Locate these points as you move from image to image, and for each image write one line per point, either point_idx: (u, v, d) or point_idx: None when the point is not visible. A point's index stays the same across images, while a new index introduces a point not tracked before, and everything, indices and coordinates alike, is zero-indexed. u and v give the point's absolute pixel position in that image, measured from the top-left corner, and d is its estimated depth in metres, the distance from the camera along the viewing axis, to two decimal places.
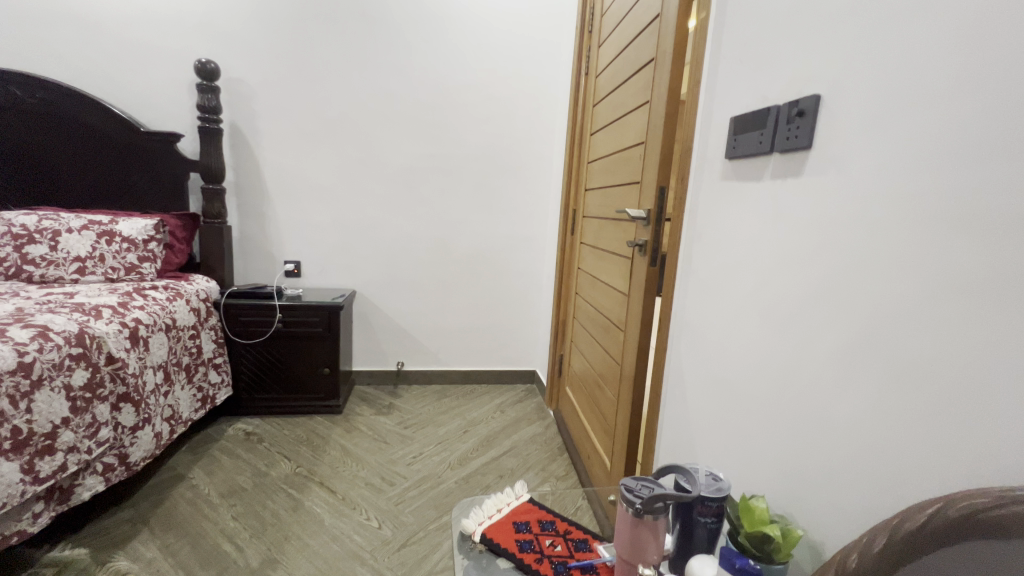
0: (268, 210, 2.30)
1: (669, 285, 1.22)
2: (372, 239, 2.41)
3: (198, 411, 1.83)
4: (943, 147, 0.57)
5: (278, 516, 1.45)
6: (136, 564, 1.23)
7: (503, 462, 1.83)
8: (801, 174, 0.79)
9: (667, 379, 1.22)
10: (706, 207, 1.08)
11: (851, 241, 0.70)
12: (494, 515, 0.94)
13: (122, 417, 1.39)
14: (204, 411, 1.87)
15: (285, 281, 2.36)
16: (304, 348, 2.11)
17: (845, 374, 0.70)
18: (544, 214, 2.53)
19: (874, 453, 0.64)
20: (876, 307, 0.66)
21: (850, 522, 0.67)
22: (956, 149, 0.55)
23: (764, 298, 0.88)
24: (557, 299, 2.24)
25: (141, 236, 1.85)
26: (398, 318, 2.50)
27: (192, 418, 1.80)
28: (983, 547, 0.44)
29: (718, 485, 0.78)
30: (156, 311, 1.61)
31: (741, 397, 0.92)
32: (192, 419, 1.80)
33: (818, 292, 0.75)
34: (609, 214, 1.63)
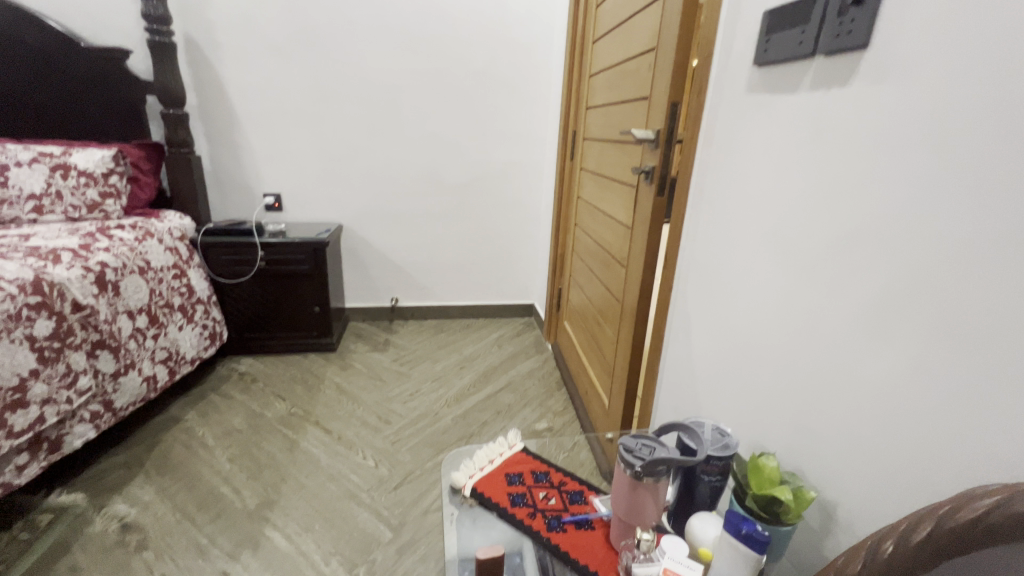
0: (239, 137, 2.10)
1: (677, 218, 1.09)
2: (356, 168, 2.23)
3: (207, 349, 1.82)
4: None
5: (274, 457, 1.45)
6: (133, 508, 1.24)
7: (500, 398, 1.81)
8: (850, 84, 0.64)
9: (671, 320, 1.13)
10: (725, 127, 0.93)
11: (907, 167, 0.56)
12: (485, 468, 0.90)
13: (100, 364, 1.35)
14: (215, 347, 1.87)
15: (266, 216, 2.22)
16: (291, 287, 2.03)
17: (881, 327, 0.60)
18: (541, 137, 2.32)
19: (908, 418, 0.56)
20: (927, 250, 0.54)
21: (871, 487, 0.61)
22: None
23: (789, 236, 0.76)
24: (556, 230, 2.11)
25: (99, 169, 1.71)
26: (389, 253, 2.39)
27: (203, 356, 1.79)
28: None
29: (725, 442, 0.72)
30: (124, 253, 1.49)
31: (754, 344, 0.84)
32: (201, 356, 1.78)
33: (856, 230, 0.64)
34: (612, 136, 1.46)
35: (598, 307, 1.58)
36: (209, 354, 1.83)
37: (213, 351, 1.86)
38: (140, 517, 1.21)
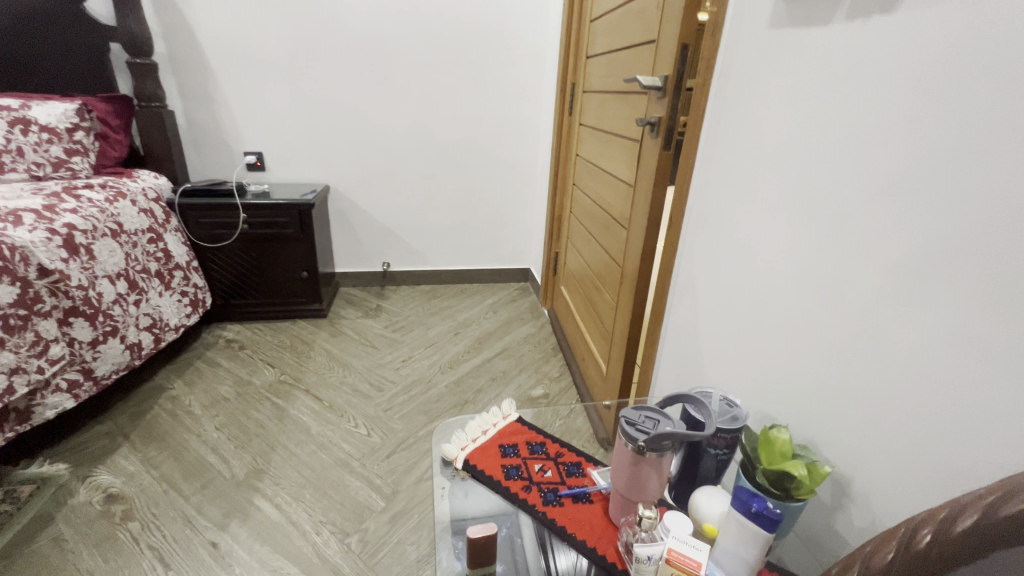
0: (214, 91, 1.96)
1: (685, 174, 1.01)
2: (341, 125, 2.10)
3: (189, 316, 1.76)
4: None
5: (263, 425, 1.41)
6: (118, 479, 1.21)
7: (495, 364, 1.77)
8: (894, 11, 0.55)
9: (675, 284, 1.07)
10: (742, 70, 0.83)
11: (959, 106, 0.49)
12: (478, 439, 0.86)
13: (76, 332, 1.28)
14: (198, 315, 1.80)
15: (248, 176, 2.11)
16: (277, 251, 1.94)
17: (914, 289, 0.54)
18: (537, 91, 2.18)
19: (942, 389, 0.51)
20: (978, 203, 0.47)
21: (892, 461, 0.56)
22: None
23: (811, 190, 0.68)
24: (553, 191, 2.02)
25: (62, 125, 1.59)
26: (379, 215, 2.29)
27: (186, 324, 1.73)
28: None
29: (733, 413, 0.68)
30: (94, 214, 1.40)
31: (765, 310, 0.78)
32: (185, 324, 1.72)
33: (892, 181, 0.56)
34: (614, 86, 1.35)
35: (596, 271, 1.51)
36: (193, 321, 1.77)
37: (195, 320, 1.79)
38: (125, 487, 1.18)
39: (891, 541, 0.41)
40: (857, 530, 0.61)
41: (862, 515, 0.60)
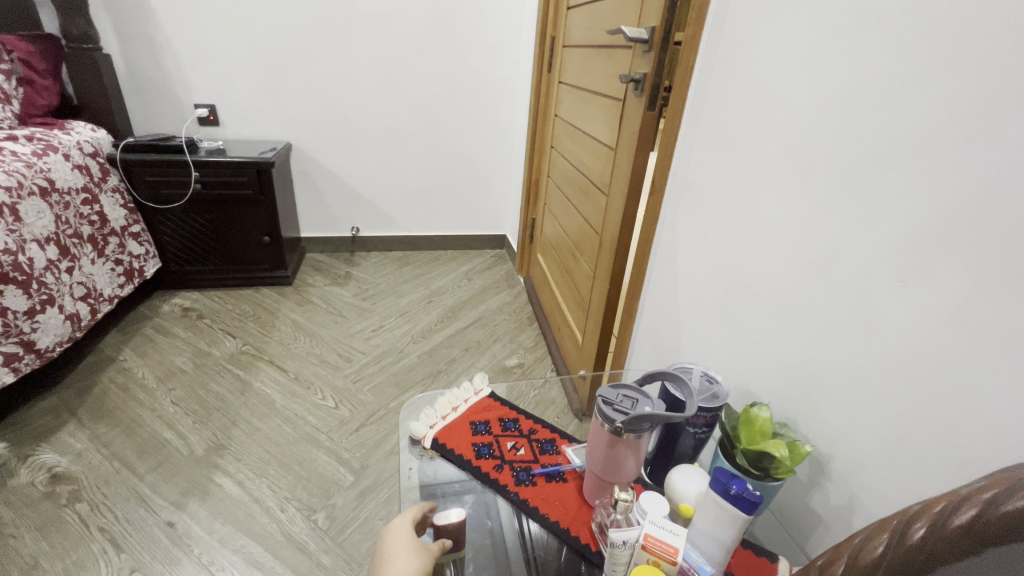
0: (156, 33, 1.77)
1: (670, 137, 0.94)
2: (302, 76, 1.94)
3: (124, 287, 1.62)
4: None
5: (223, 399, 1.34)
6: (64, 458, 1.13)
7: (469, 334, 1.73)
8: None
9: (655, 253, 1.02)
10: (735, 22, 0.76)
11: (979, 58, 0.44)
12: (448, 416, 0.82)
13: (9, 301, 1.19)
14: (133, 286, 1.66)
15: (200, 131, 1.94)
16: (235, 214, 1.82)
17: (912, 264, 0.50)
18: (515, 46, 2.05)
19: (934, 368, 0.48)
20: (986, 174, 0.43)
21: (874, 442, 0.55)
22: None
23: (806, 154, 0.63)
24: (530, 154, 1.93)
25: None
26: (347, 176, 2.17)
27: (121, 295, 1.60)
28: None
29: (713, 391, 0.65)
30: (19, 169, 1.26)
31: (750, 282, 0.74)
32: (118, 295, 1.59)
33: (891, 147, 0.52)
34: (597, 39, 1.26)
35: (574, 239, 1.46)
36: (125, 293, 1.63)
37: (127, 291, 1.64)
38: (72, 467, 1.11)
39: (884, 531, 0.39)
40: (833, 507, 0.60)
41: (837, 489, 0.60)
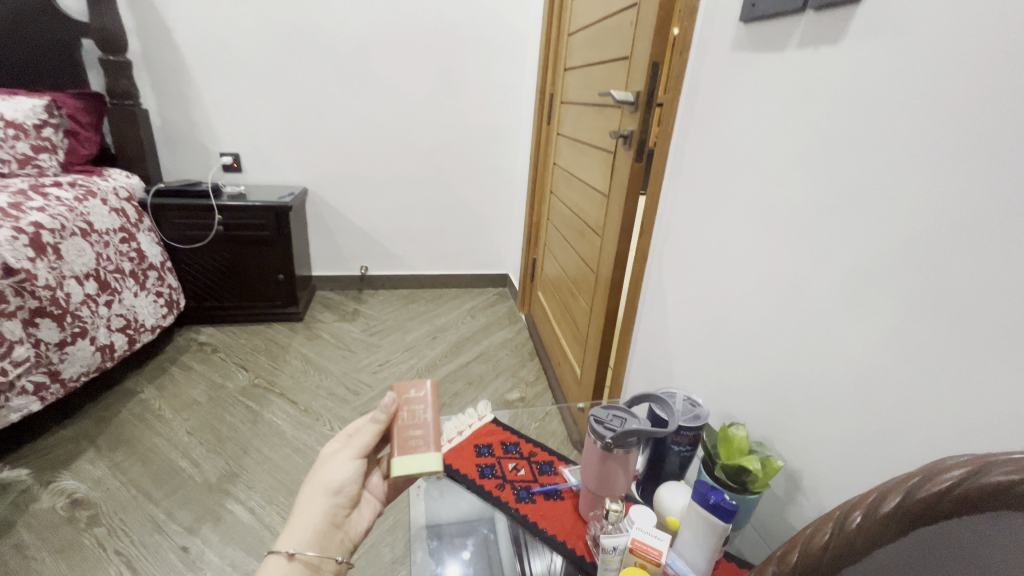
0: (189, 90, 1.94)
1: (656, 185, 1.05)
2: (320, 127, 2.10)
3: (165, 317, 1.74)
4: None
5: (236, 429, 1.40)
6: (83, 484, 1.18)
7: (472, 368, 1.79)
8: (841, 42, 0.60)
9: (645, 291, 1.11)
10: (707, 90, 0.88)
11: (896, 130, 0.53)
12: (454, 439, 0.89)
13: (42, 333, 1.28)
14: (173, 316, 1.78)
15: (223, 177, 2.09)
16: (253, 253, 1.93)
17: (858, 297, 0.58)
18: (517, 101, 2.23)
19: (881, 388, 0.55)
20: (915, 221, 0.51)
21: (838, 458, 0.61)
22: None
23: (768, 203, 0.73)
24: (531, 198, 2.06)
25: (30, 121, 1.57)
26: (358, 219, 2.29)
27: (163, 324, 1.72)
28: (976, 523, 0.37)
29: (695, 412, 0.72)
30: (61, 213, 1.38)
31: (727, 314, 0.82)
32: (161, 325, 1.71)
33: (837, 199, 0.61)
34: (591, 98, 1.40)
35: (572, 276, 1.55)
36: (168, 322, 1.75)
37: (170, 321, 1.77)
38: (91, 493, 1.15)
39: (828, 522, 0.45)
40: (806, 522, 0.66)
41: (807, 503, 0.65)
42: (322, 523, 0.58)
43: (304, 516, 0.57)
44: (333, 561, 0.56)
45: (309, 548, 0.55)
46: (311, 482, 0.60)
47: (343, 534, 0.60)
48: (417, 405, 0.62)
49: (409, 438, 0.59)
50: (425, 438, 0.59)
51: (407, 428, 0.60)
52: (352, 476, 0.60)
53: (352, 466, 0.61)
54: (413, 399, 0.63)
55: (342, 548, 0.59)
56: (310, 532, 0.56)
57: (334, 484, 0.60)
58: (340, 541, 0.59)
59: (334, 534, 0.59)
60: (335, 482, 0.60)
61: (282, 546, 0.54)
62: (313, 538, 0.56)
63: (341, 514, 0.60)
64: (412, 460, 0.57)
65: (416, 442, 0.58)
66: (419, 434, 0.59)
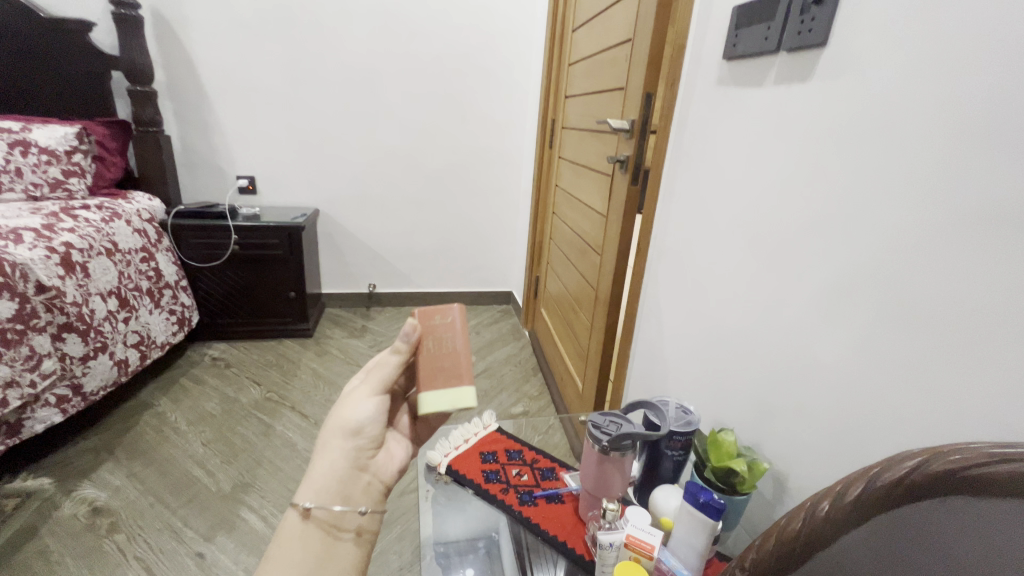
0: (210, 117, 2.04)
1: (651, 206, 1.11)
2: (332, 152, 2.20)
3: (176, 334, 1.80)
4: (1007, 39, 0.44)
5: (249, 441, 1.44)
6: (103, 493, 1.22)
7: (477, 383, 1.84)
8: (810, 81, 0.67)
9: (642, 306, 1.16)
10: (696, 120, 0.95)
11: (859, 159, 0.60)
12: (460, 447, 0.94)
13: (68, 347, 1.34)
14: (183, 333, 1.84)
15: (239, 199, 2.18)
16: (266, 272, 2.00)
17: (831, 310, 0.64)
18: (520, 125, 2.32)
19: (854, 394, 0.60)
20: (878, 241, 0.57)
21: (819, 461, 0.65)
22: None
23: (752, 224, 0.79)
24: (534, 218, 2.13)
25: (61, 147, 1.67)
26: (367, 238, 2.37)
27: (172, 342, 1.77)
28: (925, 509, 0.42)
29: (687, 419, 0.77)
30: (90, 233, 1.46)
31: (717, 327, 0.87)
32: (170, 342, 1.77)
33: (811, 221, 0.67)
34: (590, 124, 1.48)
35: (574, 293, 1.61)
36: (178, 339, 1.81)
37: (180, 338, 1.83)
38: (111, 501, 1.20)
39: (797, 516, 0.50)
40: None
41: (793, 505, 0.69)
42: (344, 468, 0.55)
43: (323, 463, 0.54)
44: (360, 508, 0.54)
45: (330, 498, 0.52)
46: (328, 426, 0.56)
47: (370, 477, 0.57)
48: (443, 336, 0.59)
49: (437, 372, 0.56)
50: (454, 370, 0.56)
51: (434, 359, 0.57)
52: (374, 415, 0.57)
53: (374, 404, 0.57)
54: (435, 329, 0.60)
55: (368, 491, 0.56)
56: (330, 480, 0.53)
57: (354, 425, 0.56)
58: (366, 484, 0.56)
59: (359, 478, 0.56)
60: (355, 424, 0.56)
61: (300, 499, 0.51)
62: (334, 484, 0.53)
63: (364, 455, 0.57)
64: (443, 394, 0.55)
65: (444, 376, 0.56)
66: (450, 370, 0.56)
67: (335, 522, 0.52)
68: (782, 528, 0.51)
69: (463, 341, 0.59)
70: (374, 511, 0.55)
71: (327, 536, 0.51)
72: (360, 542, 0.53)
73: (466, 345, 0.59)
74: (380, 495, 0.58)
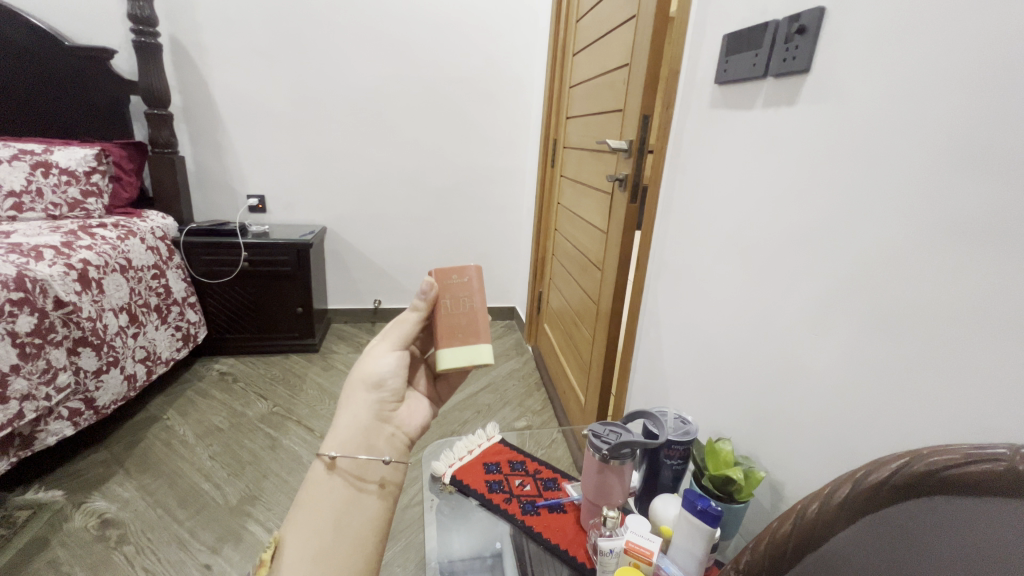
0: (223, 138, 2.11)
1: (649, 222, 1.15)
2: (340, 171, 2.26)
3: (179, 350, 1.83)
4: (971, 68, 0.48)
5: (256, 454, 1.46)
6: (113, 505, 1.24)
7: (481, 398, 1.85)
8: (795, 105, 0.71)
9: (642, 319, 1.19)
10: (690, 140, 0.99)
11: (843, 178, 0.63)
12: (464, 457, 0.96)
13: (82, 361, 1.38)
14: (187, 349, 1.87)
15: (249, 217, 2.23)
16: (274, 288, 2.04)
17: (820, 322, 0.66)
18: (523, 144, 2.39)
19: (844, 403, 0.62)
20: (862, 255, 0.60)
21: (812, 469, 0.67)
22: (993, 72, 0.46)
23: (745, 240, 0.82)
24: (537, 235, 2.17)
25: (81, 168, 1.73)
26: (372, 255, 2.42)
27: (175, 357, 1.79)
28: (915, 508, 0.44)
29: (685, 429, 0.78)
30: (106, 251, 1.51)
31: (714, 339, 0.89)
32: (174, 358, 1.79)
33: (800, 236, 0.70)
34: (590, 143, 1.52)
35: (575, 308, 1.64)
36: (181, 355, 1.83)
37: (183, 354, 1.85)
38: (120, 513, 1.22)
39: (788, 519, 0.55)
40: None
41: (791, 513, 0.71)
42: (368, 419, 0.58)
43: (348, 415, 0.58)
44: (383, 457, 0.56)
45: (354, 448, 0.55)
46: (352, 379, 0.60)
47: (394, 428, 0.61)
48: (459, 295, 0.63)
49: (454, 331, 0.63)
50: (470, 329, 0.63)
51: (451, 318, 0.63)
52: (396, 368, 0.62)
53: (395, 357, 0.62)
54: (451, 287, 0.64)
55: (392, 441, 0.59)
56: (354, 431, 0.56)
57: (376, 378, 0.60)
58: (390, 434, 0.60)
59: (382, 428, 0.59)
60: (377, 376, 0.60)
61: (326, 450, 0.54)
62: (359, 434, 0.56)
63: (387, 408, 0.60)
64: (462, 352, 0.63)
65: (463, 334, 0.63)
66: (467, 329, 0.63)
67: (359, 473, 0.54)
68: (775, 529, 0.56)
69: (478, 300, 0.65)
70: (398, 462, 0.57)
71: (351, 487, 0.53)
72: (384, 494, 0.54)
73: (483, 305, 0.64)
74: (404, 447, 0.61)
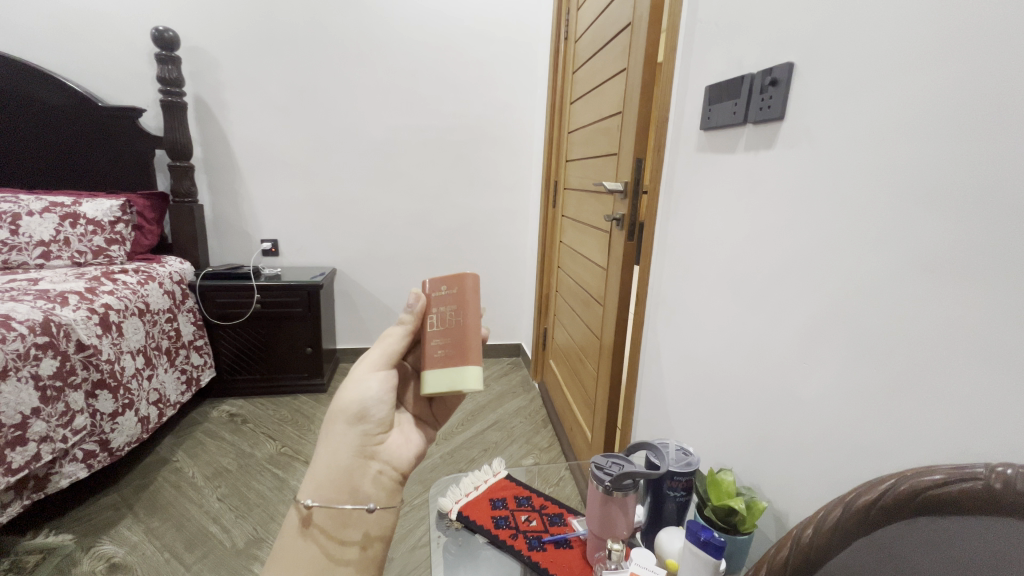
0: (240, 187, 2.22)
1: (647, 257, 1.19)
2: (351, 215, 2.35)
3: (185, 394, 1.85)
4: (923, 117, 0.53)
5: (264, 495, 1.47)
6: (121, 548, 1.25)
7: (487, 435, 1.85)
8: (773, 148, 0.76)
9: (643, 353, 1.21)
10: (681, 180, 1.04)
11: (819, 216, 0.67)
12: (470, 493, 0.97)
13: (99, 404, 1.41)
14: (191, 393, 1.88)
15: (262, 261, 2.32)
16: (285, 329, 2.09)
17: (810, 351, 0.69)
18: (524, 187, 2.48)
19: (836, 429, 0.64)
20: (843, 287, 0.64)
21: (812, 497, 0.68)
22: (943, 121, 0.51)
23: (735, 274, 0.85)
24: (541, 272, 2.23)
25: (106, 218, 1.84)
26: (380, 295, 2.48)
27: (180, 401, 1.81)
28: (906, 526, 0.46)
29: (687, 460, 0.80)
30: (126, 296, 1.57)
31: (712, 371, 0.91)
32: (179, 402, 1.81)
33: (785, 269, 0.74)
34: (589, 185, 1.60)
35: (580, 343, 1.66)
36: (185, 399, 1.85)
37: (187, 398, 1.86)
38: (128, 557, 1.22)
39: (783, 547, 0.56)
40: None
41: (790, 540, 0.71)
42: (349, 456, 0.60)
43: (329, 452, 0.60)
44: (367, 505, 0.59)
45: (335, 497, 0.58)
46: (333, 410, 0.62)
47: (379, 465, 0.62)
48: (447, 309, 0.64)
49: (438, 350, 0.64)
50: (457, 349, 0.63)
51: (437, 334, 0.64)
52: (380, 395, 0.63)
53: (378, 379, 0.64)
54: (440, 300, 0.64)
55: (378, 481, 0.61)
56: (334, 473, 0.59)
57: (359, 409, 0.62)
58: (376, 473, 0.61)
59: (367, 466, 0.61)
60: (359, 406, 0.62)
61: (303, 499, 0.58)
62: (337, 479, 0.59)
63: (372, 439, 0.62)
64: (443, 376, 0.63)
65: (448, 355, 0.63)
66: (455, 348, 0.63)
67: (335, 530, 0.57)
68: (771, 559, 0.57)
69: (469, 314, 0.65)
70: (385, 508, 0.60)
71: (330, 544, 0.57)
72: (366, 551, 0.58)
73: (473, 320, 0.64)
74: (391, 484, 0.62)
